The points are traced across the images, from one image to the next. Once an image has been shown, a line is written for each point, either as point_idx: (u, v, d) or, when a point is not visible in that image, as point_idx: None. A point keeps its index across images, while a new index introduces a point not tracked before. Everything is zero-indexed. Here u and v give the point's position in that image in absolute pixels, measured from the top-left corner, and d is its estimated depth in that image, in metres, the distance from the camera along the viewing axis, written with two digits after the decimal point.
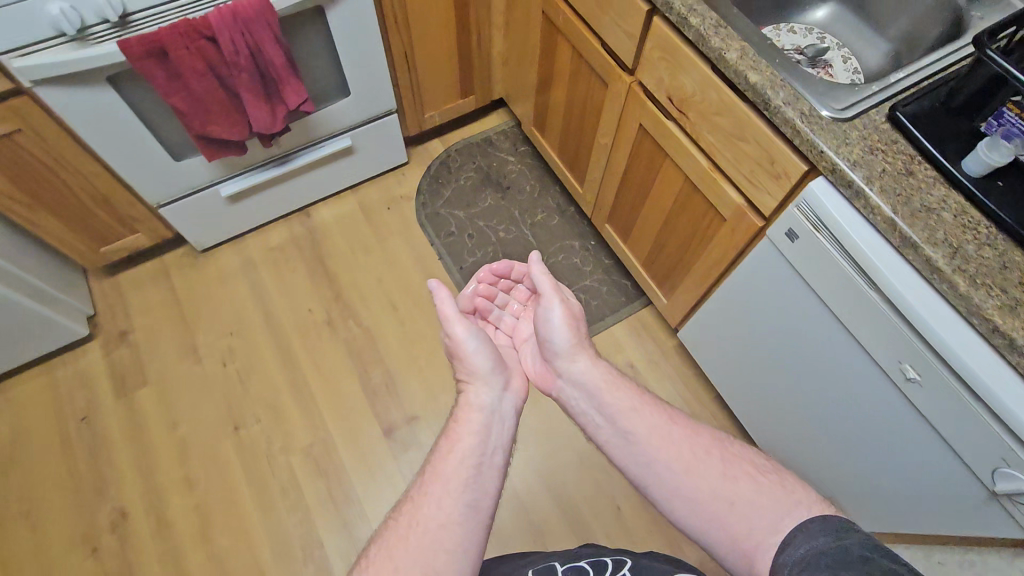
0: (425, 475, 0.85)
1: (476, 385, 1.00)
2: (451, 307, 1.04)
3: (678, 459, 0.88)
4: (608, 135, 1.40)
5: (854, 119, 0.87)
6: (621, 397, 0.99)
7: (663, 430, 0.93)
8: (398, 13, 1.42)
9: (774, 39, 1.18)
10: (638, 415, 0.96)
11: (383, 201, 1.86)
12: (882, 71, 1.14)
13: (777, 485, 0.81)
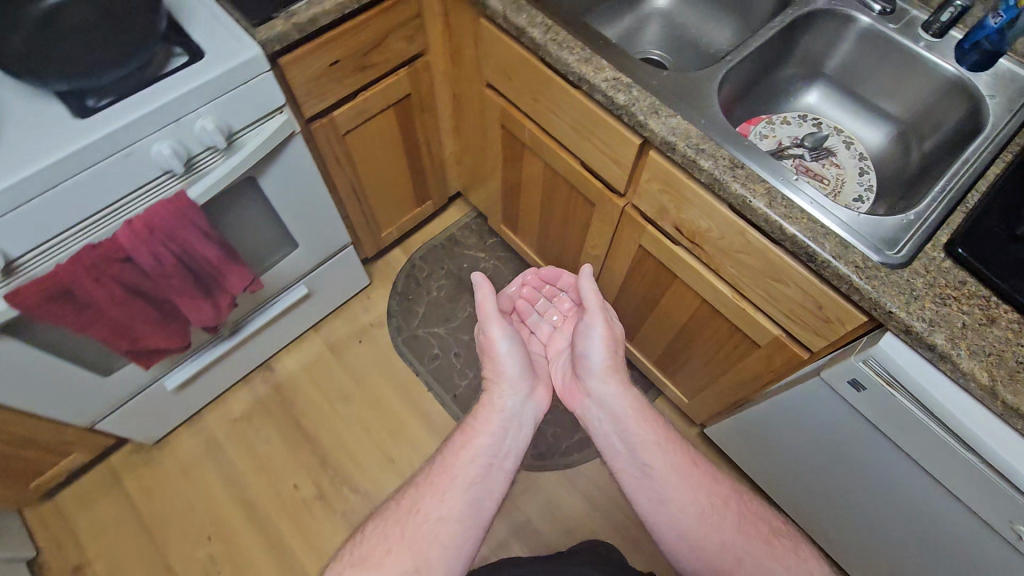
0: (440, 459, 0.92)
1: (501, 386, 1.01)
2: (492, 306, 1.04)
3: (692, 512, 0.88)
4: (599, 248, 1.26)
5: (912, 262, 0.76)
6: (646, 432, 0.96)
7: (683, 476, 0.91)
8: (339, 152, 1.23)
9: (770, 134, 1.07)
10: (660, 458, 0.93)
11: (352, 334, 1.66)
12: (888, 153, 1.05)
13: (781, 550, 0.85)
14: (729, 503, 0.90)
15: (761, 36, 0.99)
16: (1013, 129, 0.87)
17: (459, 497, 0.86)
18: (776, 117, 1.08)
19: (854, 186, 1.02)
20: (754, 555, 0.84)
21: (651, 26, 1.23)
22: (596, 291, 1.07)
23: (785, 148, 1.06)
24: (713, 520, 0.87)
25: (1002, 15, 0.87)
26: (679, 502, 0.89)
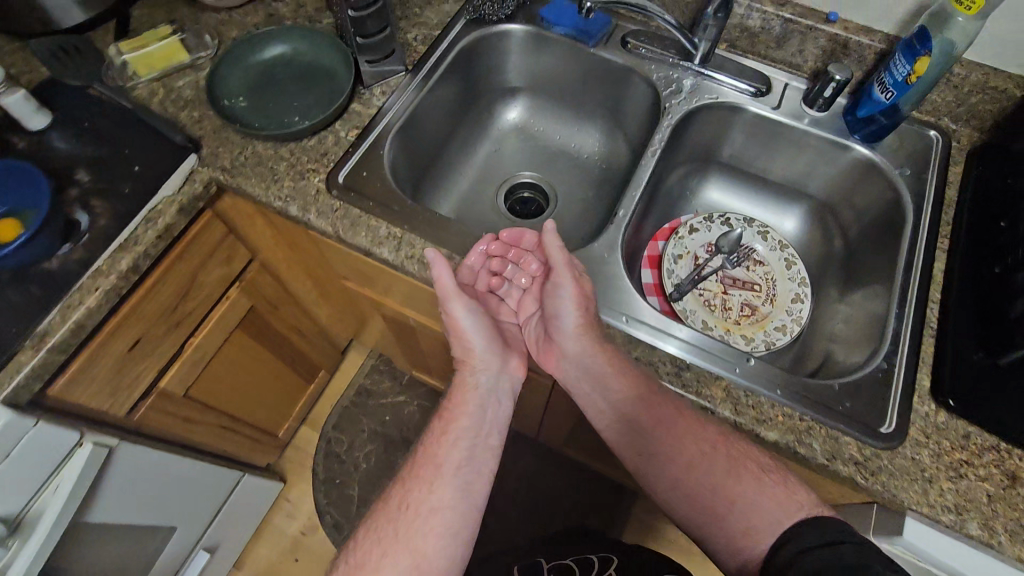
0: (432, 442, 0.71)
1: (468, 368, 0.76)
2: (455, 305, 0.72)
3: (706, 471, 0.67)
4: (535, 404, 1.09)
5: (907, 430, 0.65)
6: (626, 390, 0.69)
7: (676, 433, 0.68)
8: (185, 412, 0.96)
9: (684, 251, 0.93)
10: (632, 391, 0.69)
11: (285, 552, 1.39)
12: (808, 233, 0.94)
13: (775, 488, 0.65)
14: (755, 462, 0.67)
15: (646, 161, 0.84)
16: (933, 211, 0.79)
17: (455, 488, 0.67)
18: (683, 228, 0.94)
19: (788, 285, 0.91)
20: (750, 497, 0.66)
21: (511, 146, 1.04)
22: (563, 249, 0.71)
23: (705, 263, 0.92)
24: (727, 485, 0.67)
25: (892, 92, 0.76)
26: (681, 458, 0.68)
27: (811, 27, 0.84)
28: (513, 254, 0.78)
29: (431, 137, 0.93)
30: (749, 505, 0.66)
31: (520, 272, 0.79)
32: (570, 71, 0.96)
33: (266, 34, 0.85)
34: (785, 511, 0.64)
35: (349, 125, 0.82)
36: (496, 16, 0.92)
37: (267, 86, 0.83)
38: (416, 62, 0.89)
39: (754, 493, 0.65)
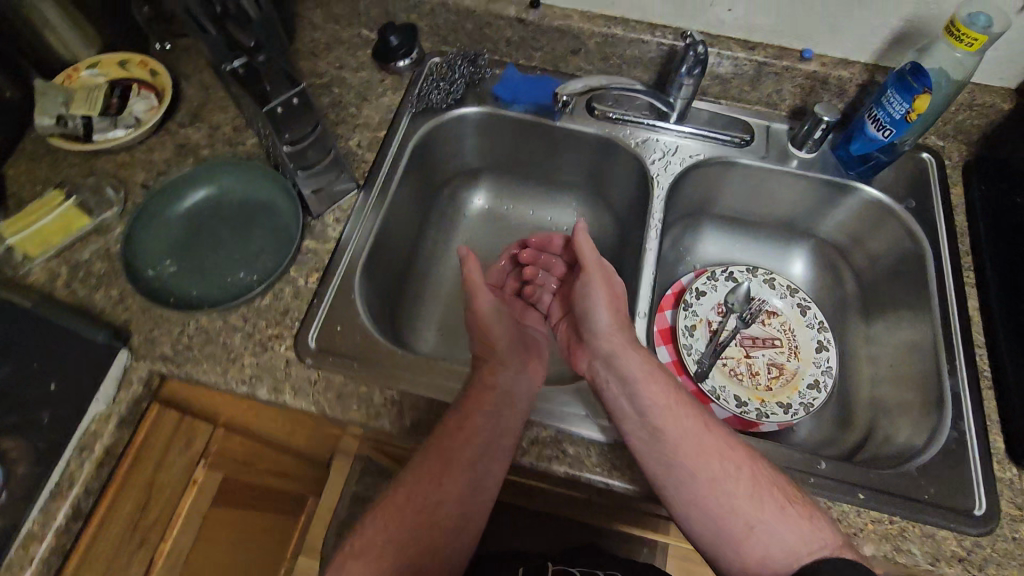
0: (433, 445, 0.60)
1: (497, 368, 0.66)
2: (483, 295, 0.72)
3: (735, 472, 0.58)
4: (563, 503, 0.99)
5: (999, 507, 0.60)
6: (661, 392, 0.64)
7: (704, 439, 0.61)
8: None
9: (696, 319, 0.86)
10: (668, 397, 0.63)
11: None
12: (815, 271, 0.89)
13: (804, 523, 0.55)
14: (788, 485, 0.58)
15: (649, 244, 0.76)
16: (950, 243, 0.75)
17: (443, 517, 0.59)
18: (689, 294, 0.86)
19: (808, 333, 0.86)
20: (774, 524, 0.55)
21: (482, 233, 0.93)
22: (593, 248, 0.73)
23: (720, 328, 0.86)
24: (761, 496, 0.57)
25: (889, 131, 0.71)
26: (708, 461, 0.59)
27: (788, 67, 0.77)
28: (541, 259, 0.84)
29: (398, 251, 0.81)
30: (768, 529, 0.55)
31: (551, 278, 0.84)
32: (536, 147, 0.87)
33: (182, 178, 0.71)
34: (808, 545, 0.53)
35: (306, 269, 0.70)
36: (445, 105, 0.82)
37: (198, 242, 0.70)
38: (367, 173, 0.77)
39: (784, 525, 0.55)
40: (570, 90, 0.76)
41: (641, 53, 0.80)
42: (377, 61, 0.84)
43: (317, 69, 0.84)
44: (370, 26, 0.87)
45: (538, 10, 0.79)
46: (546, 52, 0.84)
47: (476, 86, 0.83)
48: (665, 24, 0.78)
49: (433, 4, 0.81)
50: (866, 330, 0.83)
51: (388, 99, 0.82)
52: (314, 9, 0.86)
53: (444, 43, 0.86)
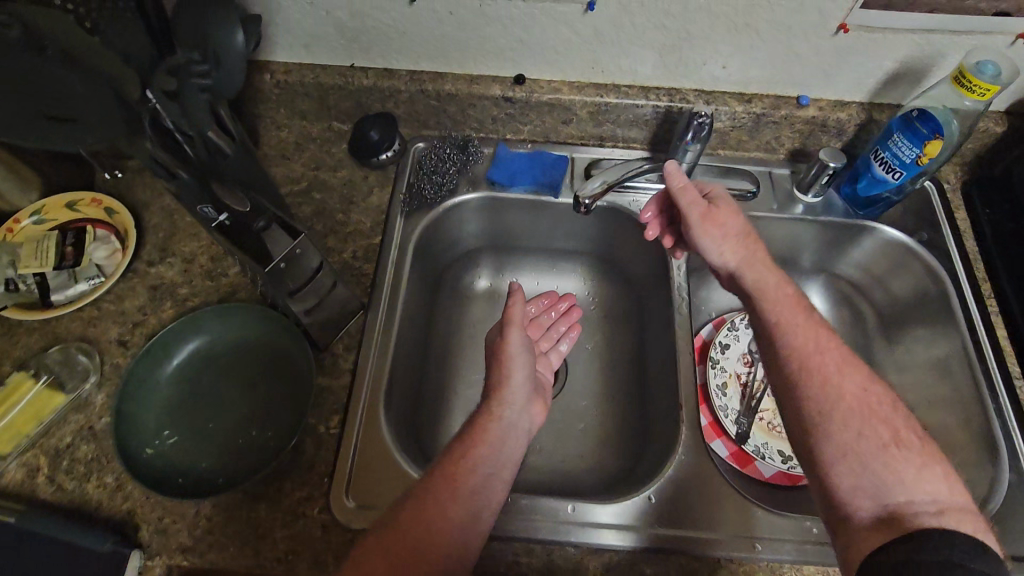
0: (421, 497, 0.53)
1: (502, 398, 0.64)
2: (515, 328, 0.68)
3: (838, 393, 0.55)
4: None
5: None
6: (800, 318, 0.60)
7: (844, 364, 0.57)
8: None
9: (726, 375, 0.82)
10: (805, 324, 0.60)
11: None
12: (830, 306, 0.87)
13: (912, 466, 0.51)
14: (917, 433, 0.53)
15: (678, 319, 0.73)
16: (967, 271, 0.75)
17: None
18: (715, 349, 0.83)
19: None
20: (887, 462, 0.51)
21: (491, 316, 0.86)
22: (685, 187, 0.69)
23: (750, 381, 0.83)
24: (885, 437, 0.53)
25: (901, 173, 0.70)
26: (838, 387, 0.55)
27: (787, 116, 0.75)
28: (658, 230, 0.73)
29: (412, 362, 0.74)
30: (895, 459, 0.51)
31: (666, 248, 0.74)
32: (538, 223, 0.82)
33: (168, 333, 0.63)
34: (917, 493, 0.50)
35: (324, 411, 0.64)
36: (438, 196, 0.76)
37: (199, 401, 0.62)
38: (370, 288, 0.71)
39: (905, 462, 0.51)
40: (592, 193, 0.63)
41: (635, 117, 0.77)
42: (357, 157, 0.78)
43: (292, 173, 0.77)
44: (342, 118, 0.80)
45: (524, 86, 0.75)
46: (535, 125, 0.80)
47: (468, 171, 0.79)
48: (657, 86, 0.75)
49: (410, 92, 0.75)
50: (888, 355, 0.78)
51: (376, 198, 0.76)
52: (278, 108, 0.79)
53: (424, 127, 0.81)
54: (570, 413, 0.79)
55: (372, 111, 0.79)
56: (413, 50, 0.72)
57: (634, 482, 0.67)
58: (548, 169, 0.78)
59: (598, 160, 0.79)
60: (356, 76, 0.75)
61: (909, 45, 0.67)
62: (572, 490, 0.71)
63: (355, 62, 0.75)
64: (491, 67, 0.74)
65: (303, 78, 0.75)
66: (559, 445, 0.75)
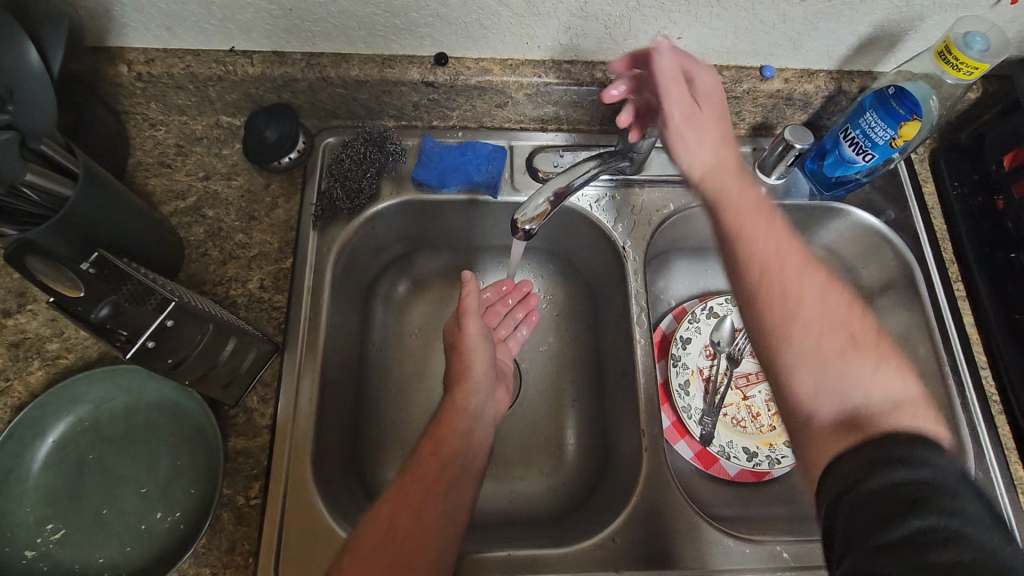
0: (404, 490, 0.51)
1: (464, 385, 0.62)
2: (472, 317, 0.63)
3: (795, 304, 0.48)
4: None
5: None
6: (764, 245, 0.50)
7: (806, 271, 0.50)
8: None
9: (688, 373, 0.75)
10: (756, 283, 0.49)
11: None
12: None
13: (872, 369, 0.46)
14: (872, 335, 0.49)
15: (638, 333, 0.66)
16: (933, 253, 0.71)
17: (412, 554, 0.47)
18: (676, 346, 0.76)
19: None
20: (857, 372, 0.46)
21: (432, 326, 0.75)
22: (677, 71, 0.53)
23: (714, 375, 0.76)
24: (824, 359, 0.46)
25: (873, 156, 0.63)
26: (788, 362, 0.47)
27: (749, 90, 0.66)
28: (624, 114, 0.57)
29: (344, 398, 0.65)
30: (859, 366, 0.46)
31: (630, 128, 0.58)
32: (478, 223, 0.72)
33: (34, 411, 0.51)
34: (879, 397, 0.44)
35: (241, 481, 0.54)
36: (354, 204, 0.65)
37: (85, 486, 0.52)
38: (283, 325, 0.60)
39: (856, 366, 0.46)
40: (535, 217, 0.53)
41: (580, 97, 0.66)
42: (252, 160, 0.64)
43: (176, 185, 0.64)
44: (231, 112, 0.67)
45: (447, 67, 0.63)
46: (464, 111, 0.68)
47: (390, 171, 0.67)
48: (602, 61, 0.65)
49: (309, 80, 0.62)
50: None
51: (282, 210, 0.65)
52: (147, 103, 0.64)
53: (333, 118, 0.68)
54: (528, 432, 0.72)
55: (266, 103, 0.65)
56: (305, 29, 0.59)
57: (595, 514, 0.62)
58: (483, 163, 0.67)
59: (541, 150, 0.70)
60: (238, 63, 0.61)
61: (886, 7, 0.58)
62: (535, 520, 0.65)
63: (235, 45, 0.60)
64: (405, 45, 0.61)
65: (170, 68, 0.60)
66: (518, 470, 0.69)
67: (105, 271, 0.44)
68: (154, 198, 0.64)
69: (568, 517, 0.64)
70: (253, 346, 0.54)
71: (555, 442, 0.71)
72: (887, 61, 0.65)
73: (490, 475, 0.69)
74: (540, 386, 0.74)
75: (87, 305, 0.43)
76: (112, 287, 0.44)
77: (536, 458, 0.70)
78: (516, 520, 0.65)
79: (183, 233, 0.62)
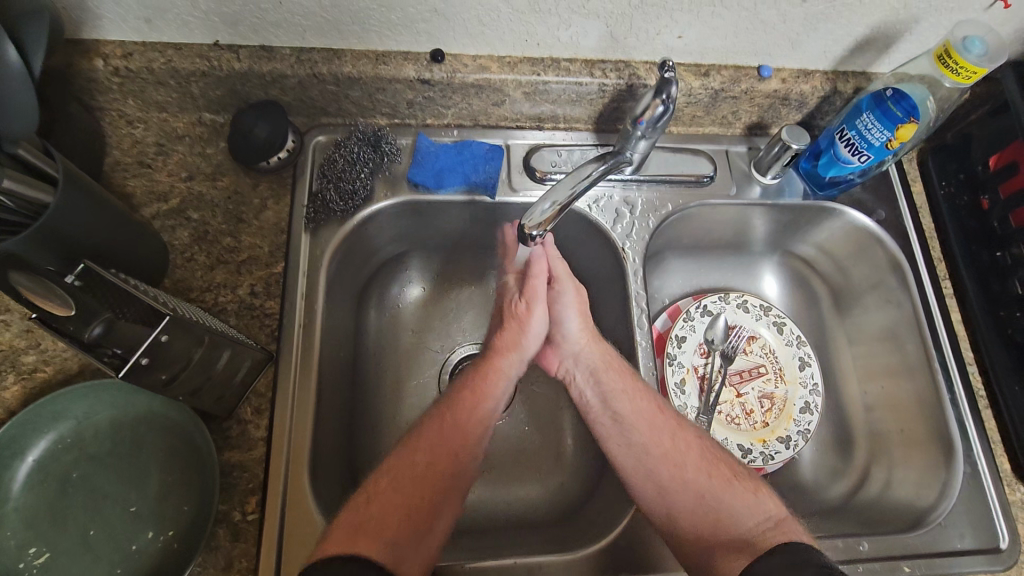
0: (427, 444, 0.56)
1: (511, 357, 0.65)
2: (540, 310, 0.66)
3: (648, 457, 0.58)
4: None
5: (1019, 534, 0.61)
6: (629, 408, 0.61)
7: (658, 424, 0.60)
8: None
9: (684, 371, 0.74)
10: (641, 413, 0.60)
11: None
12: (787, 285, 0.82)
13: (752, 495, 0.56)
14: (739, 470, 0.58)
15: (639, 335, 0.66)
16: (922, 252, 0.72)
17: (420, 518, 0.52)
18: (671, 344, 0.74)
19: (789, 353, 0.76)
20: (731, 499, 0.56)
21: (426, 329, 0.73)
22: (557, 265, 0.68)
23: (708, 373, 0.74)
24: (703, 494, 0.56)
25: (868, 156, 0.64)
26: (662, 498, 0.56)
27: (747, 90, 0.66)
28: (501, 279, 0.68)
29: (340, 406, 0.63)
30: (718, 499, 0.56)
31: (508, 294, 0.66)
32: (473, 225, 0.71)
33: (13, 429, 0.48)
34: (760, 520, 0.54)
35: (237, 495, 0.53)
36: (348, 206, 0.63)
37: (69, 506, 0.49)
38: (276, 332, 0.58)
39: (732, 497, 0.56)
40: (541, 223, 0.54)
41: (578, 96, 0.65)
42: (238, 160, 0.61)
43: (157, 186, 0.61)
44: (214, 108, 0.63)
45: (443, 65, 0.61)
46: (460, 108, 0.66)
47: (384, 172, 0.65)
48: (602, 59, 0.63)
49: (299, 77, 0.60)
50: (842, 325, 0.78)
51: (272, 212, 0.62)
52: (125, 99, 0.61)
53: (323, 115, 0.66)
54: (527, 434, 0.71)
55: (252, 100, 0.62)
56: (295, 23, 0.56)
57: (595, 517, 0.62)
58: (480, 164, 0.66)
59: (538, 148, 0.69)
60: (223, 58, 0.58)
61: (884, 9, 0.58)
62: (537, 523, 0.65)
63: (220, 39, 0.57)
64: (400, 41, 0.59)
65: (150, 63, 0.57)
66: (517, 473, 0.69)
67: (93, 286, 0.42)
68: (134, 200, 0.60)
69: (568, 519, 0.64)
70: (248, 354, 0.52)
71: (554, 444, 0.71)
72: (882, 62, 0.66)
73: (489, 479, 0.68)
74: (537, 388, 0.74)
75: (80, 324, 0.41)
76: (109, 304, 0.42)
77: (535, 460, 0.70)
78: (517, 523, 0.65)
79: (166, 237, 0.59)
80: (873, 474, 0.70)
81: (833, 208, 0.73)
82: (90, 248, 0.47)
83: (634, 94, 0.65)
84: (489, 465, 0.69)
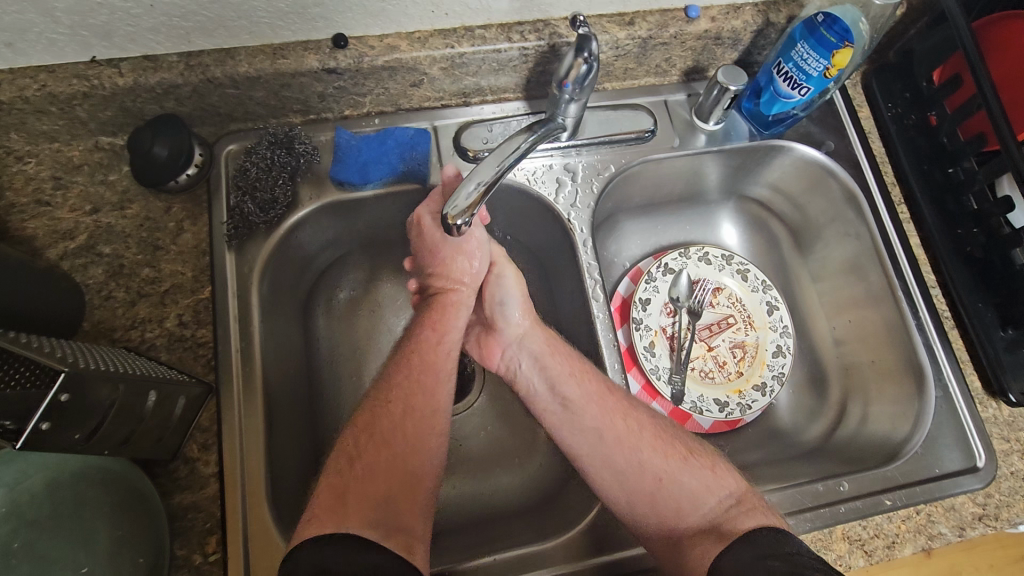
0: (392, 441, 0.53)
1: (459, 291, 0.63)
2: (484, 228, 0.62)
3: (600, 434, 0.57)
4: None
5: (995, 451, 0.61)
6: (577, 391, 0.58)
7: (608, 405, 0.57)
8: None
9: (651, 334, 0.72)
10: (590, 395, 0.58)
11: None
12: (745, 229, 0.80)
13: (712, 472, 0.54)
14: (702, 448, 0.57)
15: (596, 308, 0.63)
16: (876, 179, 0.70)
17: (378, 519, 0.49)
18: (636, 309, 0.72)
19: (755, 299, 0.75)
20: (691, 480, 0.54)
21: (381, 331, 0.70)
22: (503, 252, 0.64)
23: (677, 331, 0.72)
24: (663, 477, 0.54)
25: (808, 88, 0.62)
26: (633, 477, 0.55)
27: (676, 35, 0.63)
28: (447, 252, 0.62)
29: (297, 426, 0.60)
30: (677, 480, 0.54)
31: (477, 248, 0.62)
32: (412, 214, 0.67)
33: None
34: (722, 498, 0.53)
35: (195, 537, 0.50)
36: (270, 217, 0.59)
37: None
38: (213, 361, 0.55)
39: (694, 477, 0.54)
40: (466, 209, 0.49)
41: (499, 64, 0.61)
42: (143, 182, 0.57)
43: (60, 224, 0.57)
44: (110, 130, 0.58)
45: (348, 50, 0.56)
46: (377, 95, 0.62)
47: (304, 173, 0.61)
48: (518, 21, 0.59)
49: (192, 84, 0.55)
50: (806, 263, 0.76)
51: (190, 234, 0.58)
52: (6, 133, 0.55)
53: (229, 121, 0.61)
54: (499, 422, 0.70)
55: (147, 115, 0.57)
56: (174, 26, 0.51)
57: (576, 499, 0.61)
58: (407, 152, 0.62)
59: (469, 125, 0.65)
60: (103, 75, 0.53)
61: None
62: (519, 510, 0.63)
63: (96, 55, 0.52)
64: (296, 30, 0.54)
65: (22, 91, 0.52)
66: (493, 464, 0.67)
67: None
68: (36, 242, 0.56)
69: (548, 502, 0.63)
70: (181, 391, 0.49)
71: (527, 429, 0.69)
72: None
73: (466, 474, 0.66)
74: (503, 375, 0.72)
75: None
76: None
77: (510, 448, 0.68)
78: (498, 513, 0.63)
79: (78, 276, 0.55)
80: (850, 409, 0.69)
81: (780, 143, 0.70)
82: (8, 310, 0.44)
83: (558, 55, 0.61)
84: (464, 459, 0.67)
